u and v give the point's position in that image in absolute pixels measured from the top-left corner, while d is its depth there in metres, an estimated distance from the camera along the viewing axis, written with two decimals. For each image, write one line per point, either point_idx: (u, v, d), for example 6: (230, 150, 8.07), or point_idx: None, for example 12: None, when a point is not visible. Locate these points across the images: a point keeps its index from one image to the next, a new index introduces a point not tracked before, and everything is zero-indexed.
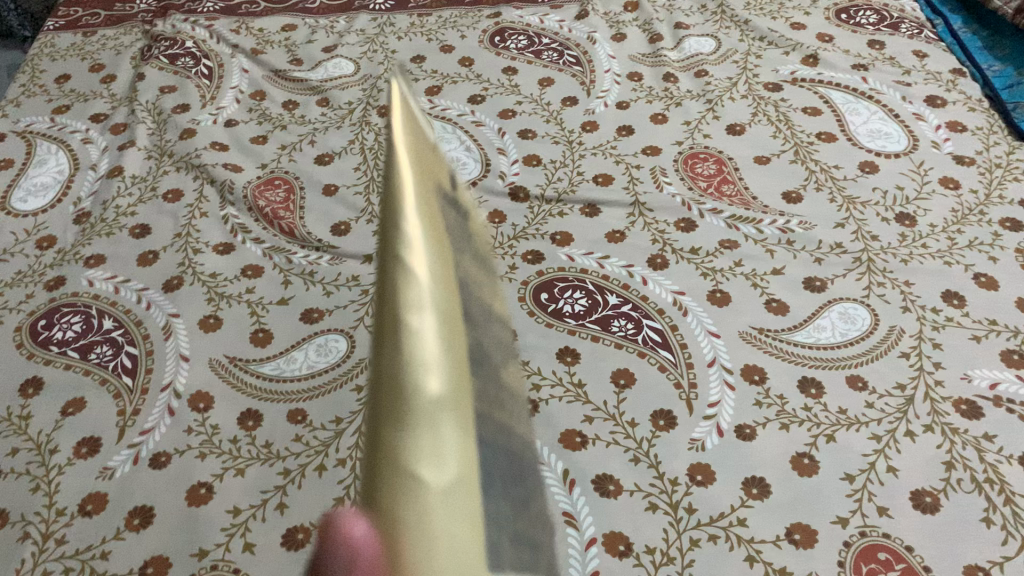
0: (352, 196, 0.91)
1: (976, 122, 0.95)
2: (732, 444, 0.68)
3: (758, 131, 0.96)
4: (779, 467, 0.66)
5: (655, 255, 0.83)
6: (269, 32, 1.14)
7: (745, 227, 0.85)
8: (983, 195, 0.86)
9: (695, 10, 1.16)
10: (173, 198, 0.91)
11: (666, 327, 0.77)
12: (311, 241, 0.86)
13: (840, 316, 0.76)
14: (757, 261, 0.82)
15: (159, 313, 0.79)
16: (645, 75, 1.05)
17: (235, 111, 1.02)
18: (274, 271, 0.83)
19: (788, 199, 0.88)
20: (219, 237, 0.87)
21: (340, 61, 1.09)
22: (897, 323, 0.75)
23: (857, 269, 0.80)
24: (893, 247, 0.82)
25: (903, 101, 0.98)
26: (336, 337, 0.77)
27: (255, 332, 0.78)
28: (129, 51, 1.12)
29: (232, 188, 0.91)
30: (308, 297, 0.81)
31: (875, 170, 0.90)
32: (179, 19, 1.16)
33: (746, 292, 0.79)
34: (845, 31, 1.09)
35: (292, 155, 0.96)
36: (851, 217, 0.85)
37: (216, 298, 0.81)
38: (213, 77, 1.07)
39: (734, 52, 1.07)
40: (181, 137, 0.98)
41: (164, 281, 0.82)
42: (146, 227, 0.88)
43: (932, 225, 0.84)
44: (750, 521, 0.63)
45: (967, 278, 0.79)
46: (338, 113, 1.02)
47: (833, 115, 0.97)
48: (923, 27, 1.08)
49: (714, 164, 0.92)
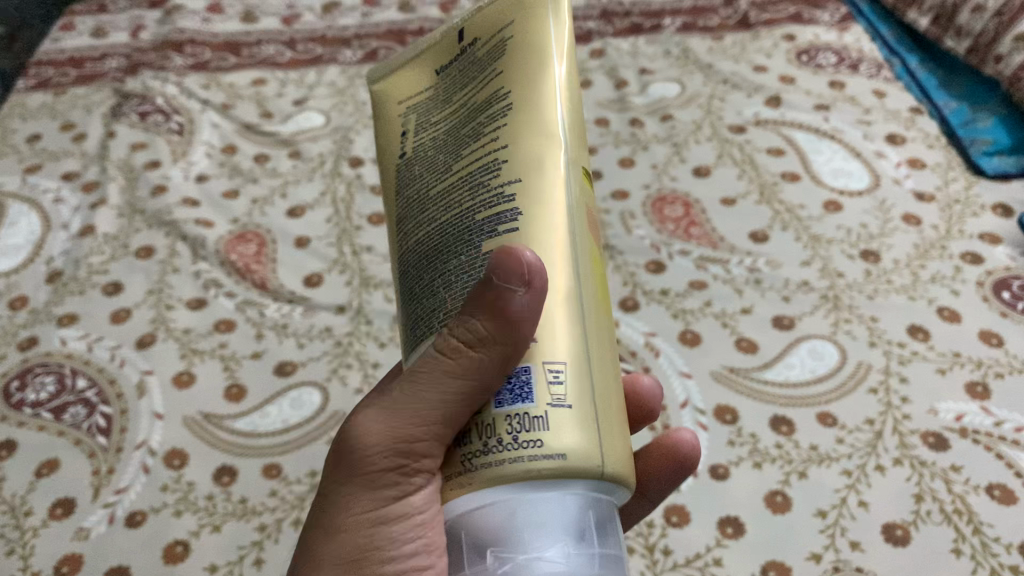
0: (325, 247, 0.92)
1: (935, 159, 0.97)
2: (708, 483, 0.69)
3: (724, 172, 0.98)
4: (753, 505, 0.67)
5: (626, 297, 0.84)
6: (240, 87, 1.16)
7: (714, 267, 0.86)
8: (943, 230, 0.89)
9: (659, 55, 1.18)
10: (145, 255, 0.91)
11: (639, 369, 0.78)
12: (284, 293, 0.87)
13: (809, 353, 0.78)
14: (725, 300, 0.83)
15: (133, 371, 0.79)
16: (611, 120, 1.07)
17: (207, 166, 1.03)
18: (247, 325, 0.84)
19: (755, 239, 0.89)
20: (192, 292, 0.87)
21: (311, 114, 1.11)
22: (864, 359, 0.76)
23: (824, 305, 0.82)
24: (858, 284, 0.83)
25: (864, 139, 1.01)
26: (310, 390, 0.77)
27: (229, 387, 0.78)
28: (100, 109, 1.13)
29: (204, 243, 0.92)
30: (282, 351, 0.81)
31: (839, 209, 0.92)
32: (149, 76, 1.17)
33: (715, 332, 0.80)
34: (806, 73, 1.12)
35: (265, 208, 0.97)
36: (816, 255, 0.87)
37: (190, 353, 0.81)
38: (184, 133, 1.08)
39: (699, 96, 1.10)
40: (153, 194, 0.99)
41: (137, 338, 0.83)
42: (119, 285, 0.88)
43: (896, 261, 0.86)
44: (724, 562, 0.64)
45: (931, 312, 0.80)
46: (310, 165, 1.03)
47: (796, 155, 0.99)
48: (882, 67, 1.12)
49: (681, 206, 0.94)
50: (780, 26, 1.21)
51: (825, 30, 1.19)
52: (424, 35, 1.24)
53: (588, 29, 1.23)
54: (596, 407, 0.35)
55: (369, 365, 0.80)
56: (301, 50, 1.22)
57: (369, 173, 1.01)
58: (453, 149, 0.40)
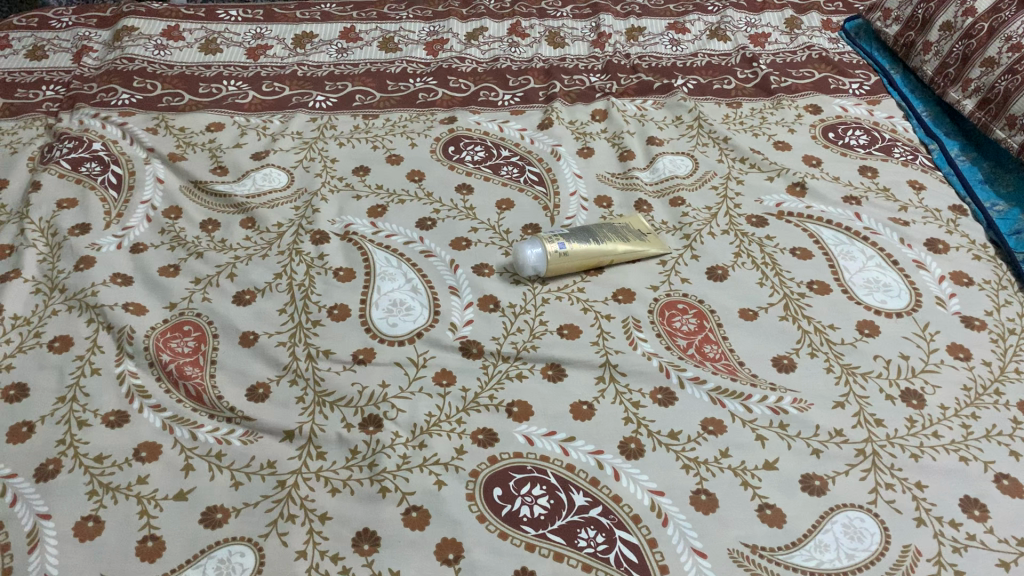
0: (274, 347, 0.77)
1: (983, 274, 0.85)
2: (577, 245, 0.84)
3: (742, 276, 0.85)
4: (582, 241, 0.85)
5: (628, 439, 0.70)
6: (192, 133, 1.02)
7: (732, 403, 0.72)
8: (997, 368, 0.76)
9: (669, 121, 1.07)
10: (60, 348, 0.76)
11: (643, 541, 0.62)
12: (222, 409, 0.72)
13: (845, 530, 0.63)
14: (745, 450, 0.69)
15: (26, 512, 0.63)
16: (614, 200, 0.95)
17: (145, 232, 0.89)
18: (174, 452, 0.68)
19: (779, 367, 0.76)
20: (111, 404, 0.72)
21: (272, 170, 0.97)
22: (912, 543, 0.62)
23: (861, 464, 0.68)
24: (900, 436, 0.70)
25: (901, 244, 0.88)
26: (241, 550, 0.62)
27: (143, 541, 0.62)
28: (27, 151, 0.98)
29: (131, 337, 0.77)
30: (213, 491, 0.66)
31: (875, 332, 0.79)
32: (87, 112, 1.04)
33: (734, 493, 0.66)
34: (834, 153, 1.00)
35: (207, 292, 0.82)
36: (851, 393, 0.73)
37: (100, 490, 0.65)
38: (121, 187, 0.94)
39: (713, 175, 0.98)
40: (76, 267, 0.83)
41: (37, 465, 0.67)
42: (24, 388, 0.72)
43: (943, 407, 0.72)
44: (570, 251, 0.84)
45: (986, 480, 0.67)
46: (265, 237, 0.89)
47: (824, 259, 0.87)
48: (918, 152, 1.00)
49: (694, 318, 0.81)
50: (804, 94, 1.10)
51: (854, 103, 1.09)
52: (406, 82, 1.14)
53: (590, 86, 1.14)
54: (598, 256, 0.85)
55: (316, 517, 0.64)
56: (265, 89, 1.12)
57: (333, 252, 0.87)
58: (602, 251, 0.85)
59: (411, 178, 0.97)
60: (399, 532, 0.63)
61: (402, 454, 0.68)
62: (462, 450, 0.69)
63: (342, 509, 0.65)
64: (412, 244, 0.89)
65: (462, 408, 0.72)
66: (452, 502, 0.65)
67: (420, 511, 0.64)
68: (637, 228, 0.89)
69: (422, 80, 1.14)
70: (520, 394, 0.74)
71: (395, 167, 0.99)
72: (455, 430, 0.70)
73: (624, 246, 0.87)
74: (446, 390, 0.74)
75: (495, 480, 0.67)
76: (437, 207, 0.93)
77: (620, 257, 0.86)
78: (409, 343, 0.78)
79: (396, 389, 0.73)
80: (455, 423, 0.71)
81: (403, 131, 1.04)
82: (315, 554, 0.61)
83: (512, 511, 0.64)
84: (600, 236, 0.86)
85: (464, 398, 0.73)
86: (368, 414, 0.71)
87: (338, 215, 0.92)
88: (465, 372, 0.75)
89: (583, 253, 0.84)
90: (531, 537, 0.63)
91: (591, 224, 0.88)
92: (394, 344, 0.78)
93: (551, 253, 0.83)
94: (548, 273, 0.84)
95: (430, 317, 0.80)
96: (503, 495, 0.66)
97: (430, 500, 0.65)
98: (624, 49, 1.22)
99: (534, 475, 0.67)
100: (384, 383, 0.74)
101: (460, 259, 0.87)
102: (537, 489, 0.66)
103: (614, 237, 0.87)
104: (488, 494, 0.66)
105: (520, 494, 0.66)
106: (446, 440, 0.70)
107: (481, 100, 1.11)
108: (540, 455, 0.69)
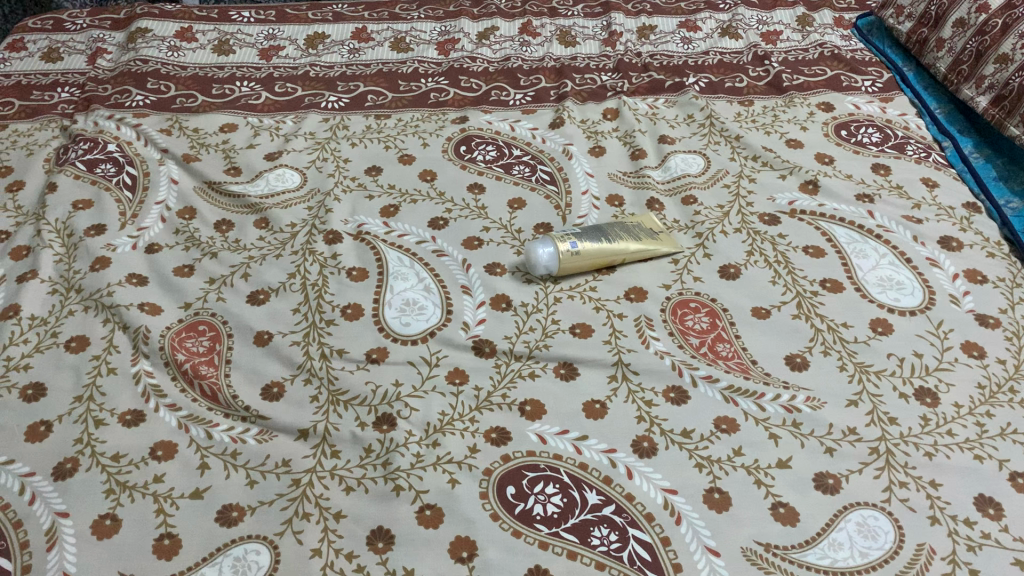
0: (288, 346, 0.78)
1: (997, 271, 0.85)
2: (589, 244, 0.84)
3: (755, 275, 0.85)
4: (594, 240, 0.85)
5: (640, 438, 0.70)
6: (205, 134, 1.03)
7: (744, 402, 0.72)
8: (1011, 366, 0.76)
9: (680, 120, 1.07)
10: (76, 348, 0.77)
11: (656, 540, 0.62)
12: (236, 408, 0.72)
13: (859, 529, 0.63)
14: (758, 449, 0.69)
15: (45, 511, 0.64)
16: (626, 199, 0.95)
17: (160, 233, 0.89)
18: (189, 451, 0.69)
19: (792, 365, 0.76)
20: (127, 403, 0.72)
21: (285, 171, 0.98)
22: (926, 541, 0.62)
23: (874, 463, 0.68)
24: (914, 435, 0.70)
25: (914, 241, 0.88)
26: (256, 548, 0.62)
27: (160, 539, 0.62)
28: (43, 152, 0.99)
29: (147, 337, 0.77)
30: (228, 490, 0.66)
31: (889, 330, 0.79)
32: (102, 114, 1.05)
33: (747, 492, 0.66)
34: (847, 151, 1.00)
35: (221, 291, 0.83)
36: (864, 391, 0.73)
37: (117, 489, 0.66)
38: (136, 188, 0.94)
39: (725, 174, 0.98)
40: (92, 268, 0.84)
41: (55, 464, 0.67)
42: (41, 388, 0.73)
43: (957, 405, 0.72)
44: (582, 250, 0.84)
45: (1001, 478, 0.67)
46: (278, 238, 0.89)
47: (837, 257, 0.87)
48: (931, 150, 1.00)
49: (706, 316, 0.81)
50: (816, 92, 1.10)
51: (866, 101, 1.08)
52: (418, 81, 1.15)
53: (602, 84, 1.14)
54: (610, 255, 0.85)
55: (330, 515, 0.64)
56: (278, 90, 1.12)
57: (346, 252, 0.87)
58: (614, 250, 0.85)
59: (423, 178, 0.97)
60: (413, 530, 0.63)
61: (415, 453, 0.68)
62: (475, 449, 0.69)
63: (356, 507, 0.65)
64: (424, 243, 0.89)
65: (475, 407, 0.73)
66: (466, 501, 0.65)
67: (433, 510, 0.65)
68: (648, 227, 0.90)
69: (434, 80, 1.15)
70: (532, 393, 0.74)
71: (407, 167, 0.99)
72: (468, 429, 0.71)
73: (636, 245, 0.87)
74: (459, 389, 0.74)
75: (508, 479, 0.67)
76: (450, 206, 0.94)
77: (632, 255, 0.86)
78: (422, 343, 0.78)
79: (409, 388, 0.74)
80: (468, 422, 0.71)
81: (415, 130, 1.05)
82: (330, 553, 0.62)
83: (526, 510, 0.65)
84: (612, 236, 0.86)
85: (477, 397, 0.73)
86: (381, 413, 0.72)
87: (351, 215, 0.92)
88: (478, 371, 0.76)
89: (594, 253, 0.84)
90: (544, 535, 0.63)
91: (603, 223, 0.88)
92: (407, 343, 0.78)
93: (563, 253, 0.83)
94: (560, 273, 0.84)
95: (443, 316, 0.81)
96: (516, 493, 0.66)
97: (444, 498, 0.65)
98: (635, 47, 1.22)
99: (547, 474, 0.67)
100: (397, 382, 0.74)
101: (472, 258, 0.87)
102: (550, 488, 0.66)
103: (625, 237, 0.87)
104: (501, 493, 0.66)
105: (533, 492, 0.66)
106: (460, 439, 0.70)
107: (493, 99, 1.11)
108: (553, 453, 0.69)
